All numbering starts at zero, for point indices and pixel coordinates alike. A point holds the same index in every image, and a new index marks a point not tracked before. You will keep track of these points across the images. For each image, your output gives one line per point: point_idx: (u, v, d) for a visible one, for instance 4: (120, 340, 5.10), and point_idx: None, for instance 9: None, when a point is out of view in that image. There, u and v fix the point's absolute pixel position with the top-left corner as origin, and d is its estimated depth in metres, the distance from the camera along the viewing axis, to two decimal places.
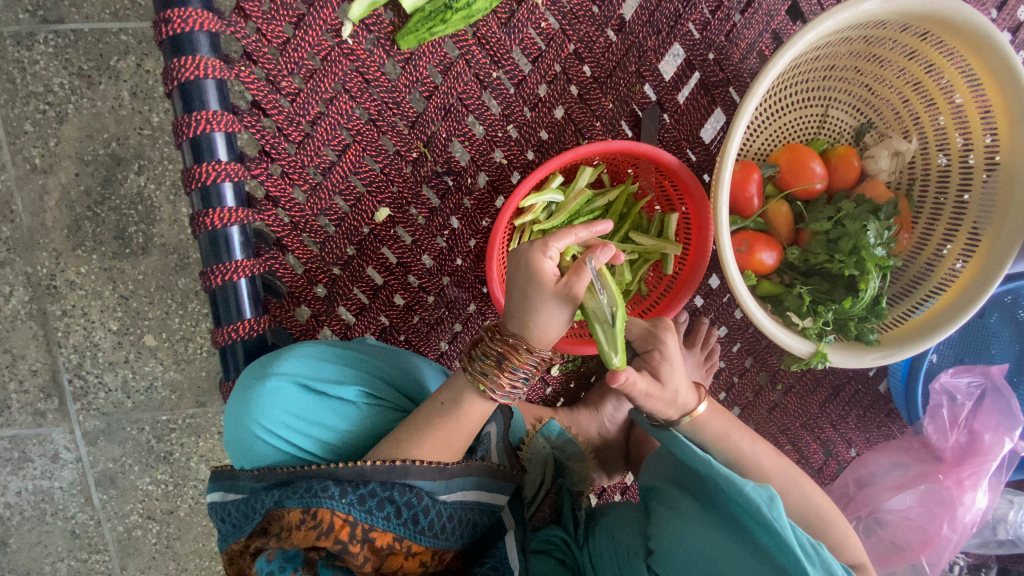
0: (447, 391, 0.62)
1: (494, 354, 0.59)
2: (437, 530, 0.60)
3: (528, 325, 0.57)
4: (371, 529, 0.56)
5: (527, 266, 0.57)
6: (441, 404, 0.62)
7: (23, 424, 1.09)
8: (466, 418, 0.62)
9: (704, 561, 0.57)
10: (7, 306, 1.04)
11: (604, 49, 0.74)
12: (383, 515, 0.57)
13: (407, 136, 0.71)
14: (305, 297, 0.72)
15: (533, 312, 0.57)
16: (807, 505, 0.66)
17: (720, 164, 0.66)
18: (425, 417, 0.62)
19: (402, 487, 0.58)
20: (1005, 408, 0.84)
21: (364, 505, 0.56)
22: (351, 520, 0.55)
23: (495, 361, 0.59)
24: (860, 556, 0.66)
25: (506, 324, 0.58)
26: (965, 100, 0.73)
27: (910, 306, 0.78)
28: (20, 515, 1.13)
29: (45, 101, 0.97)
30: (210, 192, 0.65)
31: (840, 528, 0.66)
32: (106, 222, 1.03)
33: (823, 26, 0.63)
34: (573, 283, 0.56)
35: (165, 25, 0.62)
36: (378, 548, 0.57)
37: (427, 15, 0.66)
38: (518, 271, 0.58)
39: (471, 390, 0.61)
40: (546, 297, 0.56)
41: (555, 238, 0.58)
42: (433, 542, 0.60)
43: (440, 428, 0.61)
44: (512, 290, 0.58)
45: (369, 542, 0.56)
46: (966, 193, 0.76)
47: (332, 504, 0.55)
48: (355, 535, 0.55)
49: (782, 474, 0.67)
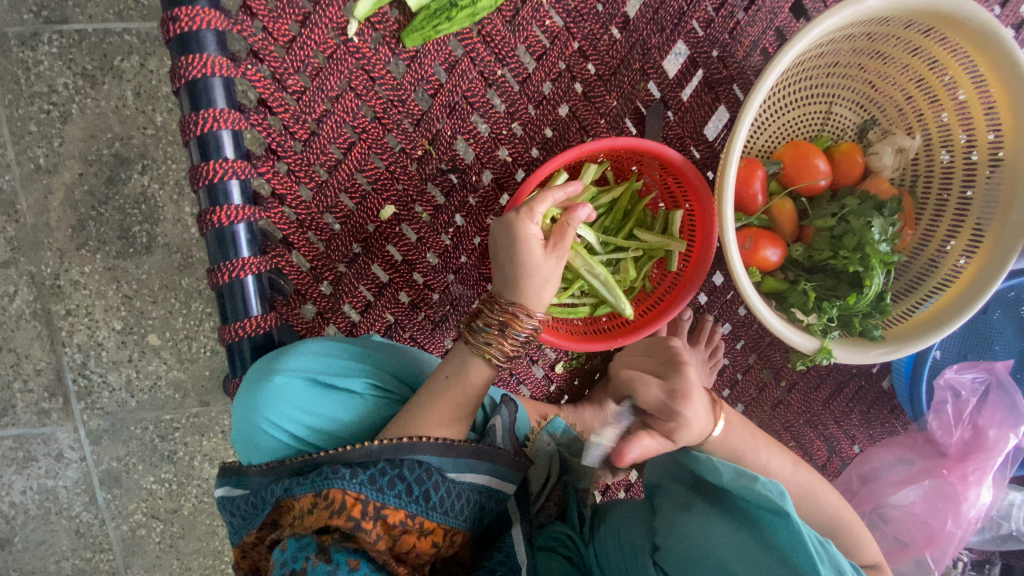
0: (451, 364, 0.63)
1: (495, 322, 0.60)
2: (447, 507, 0.60)
3: (523, 289, 0.60)
4: (384, 506, 0.56)
5: (513, 233, 0.59)
6: (445, 377, 0.63)
7: (27, 424, 1.09)
8: (473, 392, 0.63)
9: (713, 556, 0.56)
10: (11, 306, 1.04)
11: (608, 47, 0.74)
12: (395, 492, 0.57)
13: (412, 134, 0.71)
14: (311, 295, 0.73)
15: (526, 277, 0.59)
16: (815, 504, 0.66)
17: (726, 161, 0.66)
18: (429, 394, 0.62)
19: (411, 463, 0.58)
20: (1010, 404, 0.85)
21: (375, 483, 0.56)
22: (362, 498, 0.55)
23: (498, 330, 0.60)
24: (876, 556, 0.66)
25: (501, 292, 0.61)
26: (969, 96, 0.73)
27: (915, 302, 0.78)
28: (24, 514, 1.14)
29: (49, 101, 0.98)
30: (217, 190, 0.66)
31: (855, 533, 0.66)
32: (110, 222, 1.03)
33: (828, 22, 0.64)
34: (563, 246, 0.61)
35: (172, 23, 0.62)
36: (391, 525, 0.56)
37: (433, 13, 0.67)
38: (503, 238, 0.60)
39: (475, 358, 0.62)
40: (540, 260, 0.59)
41: (535, 203, 0.60)
42: (445, 518, 0.60)
43: (445, 402, 0.62)
44: (501, 257, 0.60)
45: (382, 519, 0.56)
46: (970, 188, 0.76)
47: (344, 484, 0.56)
48: (367, 512, 0.55)
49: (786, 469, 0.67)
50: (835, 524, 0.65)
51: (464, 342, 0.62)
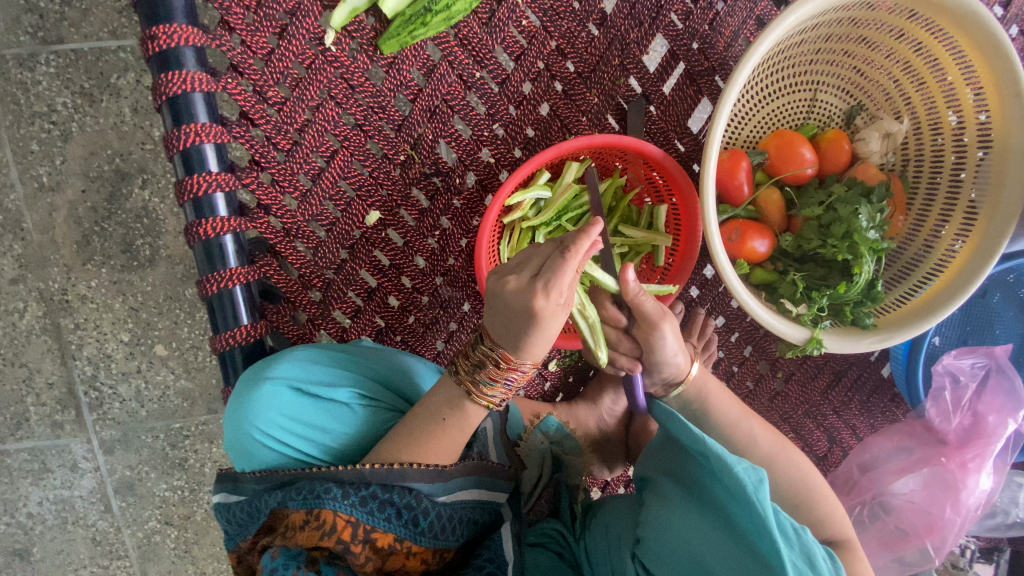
0: (448, 406, 0.63)
1: (501, 378, 0.60)
2: (437, 531, 0.62)
3: (530, 353, 0.58)
4: (373, 530, 0.58)
5: (532, 317, 0.53)
6: (442, 419, 0.63)
7: (41, 436, 1.12)
8: (467, 427, 0.64)
9: (686, 547, 0.56)
10: (22, 322, 1.07)
11: (587, 44, 0.74)
12: (384, 516, 0.58)
13: (394, 139, 0.72)
14: (300, 302, 0.74)
15: (537, 343, 0.57)
16: (805, 493, 0.66)
17: (705, 155, 0.65)
18: (425, 430, 0.63)
19: (401, 489, 0.60)
20: (1009, 388, 0.84)
21: (366, 506, 0.58)
22: (353, 520, 0.57)
23: (502, 384, 0.60)
24: (846, 533, 0.65)
25: (504, 348, 0.58)
26: (955, 77, 0.72)
27: (909, 289, 0.77)
28: (42, 524, 1.16)
29: (50, 121, 1.00)
30: (203, 203, 0.67)
31: (829, 500, 0.66)
32: (114, 236, 1.05)
33: (802, 10, 0.63)
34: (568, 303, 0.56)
35: (151, 42, 0.63)
36: (379, 548, 0.58)
37: (407, 19, 0.67)
38: (513, 309, 0.54)
39: (472, 402, 0.63)
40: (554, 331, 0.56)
41: (559, 280, 0.52)
42: (434, 542, 0.62)
43: (438, 436, 0.63)
44: (512, 326, 0.55)
45: (370, 542, 0.58)
46: (961, 171, 0.75)
47: (335, 505, 0.57)
48: (356, 536, 0.57)
49: (773, 462, 0.67)
50: (819, 520, 0.65)
51: (454, 380, 0.63)
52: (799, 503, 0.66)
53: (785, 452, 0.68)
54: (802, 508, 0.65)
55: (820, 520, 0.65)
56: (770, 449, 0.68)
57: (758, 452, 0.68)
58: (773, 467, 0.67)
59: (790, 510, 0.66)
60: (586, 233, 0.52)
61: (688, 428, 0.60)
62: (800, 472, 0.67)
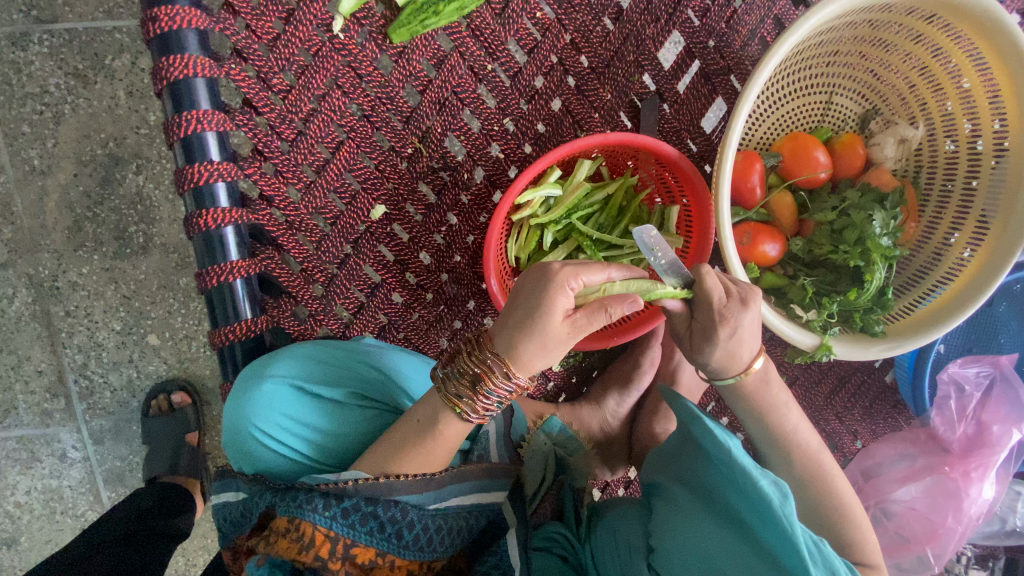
0: (423, 408, 0.60)
1: (469, 371, 0.57)
2: (422, 544, 0.59)
3: (514, 349, 0.55)
4: (353, 545, 0.55)
5: (546, 284, 0.54)
6: (417, 420, 0.60)
7: (30, 424, 1.09)
8: (441, 436, 0.60)
9: (705, 558, 0.56)
10: (11, 308, 1.04)
11: (601, 38, 0.72)
12: (365, 529, 0.56)
13: (401, 132, 0.70)
14: (302, 297, 0.72)
15: (525, 337, 0.54)
16: (836, 501, 0.65)
17: (721, 155, 0.64)
18: (403, 434, 0.61)
19: (386, 503, 0.58)
20: (1014, 398, 0.84)
21: (346, 519, 0.56)
22: (331, 535, 0.55)
23: (469, 383, 0.57)
24: (875, 558, 0.65)
25: (495, 344, 0.56)
26: (973, 83, 0.71)
27: (917, 297, 0.76)
28: (30, 514, 1.13)
29: (41, 102, 0.97)
30: (204, 192, 0.65)
31: (862, 526, 0.65)
32: (106, 222, 1.03)
33: (825, 10, 0.61)
34: (581, 328, 0.54)
35: (152, 23, 0.61)
36: (360, 564, 0.56)
37: (419, 8, 0.65)
38: (534, 284, 0.56)
39: (446, 410, 0.59)
40: (550, 330, 0.54)
41: (585, 271, 0.55)
42: (420, 555, 0.59)
43: (416, 445, 0.60)
44: (520, 304, 0.56)
45: (350, 559, 0.55)
46: (974, 179, 0.74)
47: (315, 517, 0.55)
48: (335, 552, 0.54)
49: (810, 470, 0.66)
50: (848, 544, 0.64)
51: (435, 385, 0.60)
52: (827, 523, 0.65)
53: (823, 477, 0.66)
54: (827, 530, 0.65)
55: (847, 544, 0.64)
56: (816, 471, 0.66)
57: (797, 468, 0.66)
58: (808, 489, 0.66)
59: (816, 527, 0.66)
60: (604, 267, 0.56)
61: (713, 437, 0.58)
62: (839, 500, 0.65)
